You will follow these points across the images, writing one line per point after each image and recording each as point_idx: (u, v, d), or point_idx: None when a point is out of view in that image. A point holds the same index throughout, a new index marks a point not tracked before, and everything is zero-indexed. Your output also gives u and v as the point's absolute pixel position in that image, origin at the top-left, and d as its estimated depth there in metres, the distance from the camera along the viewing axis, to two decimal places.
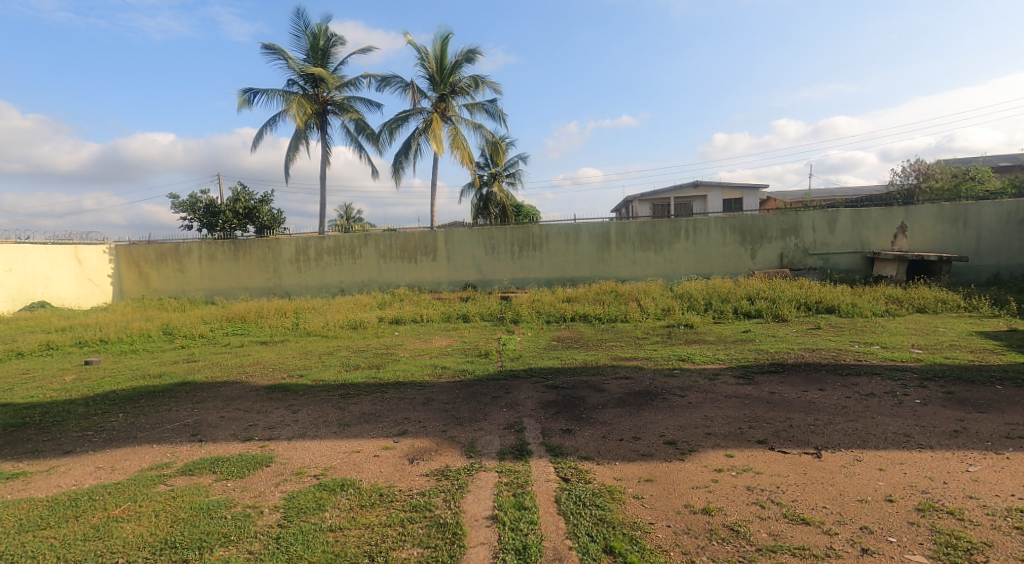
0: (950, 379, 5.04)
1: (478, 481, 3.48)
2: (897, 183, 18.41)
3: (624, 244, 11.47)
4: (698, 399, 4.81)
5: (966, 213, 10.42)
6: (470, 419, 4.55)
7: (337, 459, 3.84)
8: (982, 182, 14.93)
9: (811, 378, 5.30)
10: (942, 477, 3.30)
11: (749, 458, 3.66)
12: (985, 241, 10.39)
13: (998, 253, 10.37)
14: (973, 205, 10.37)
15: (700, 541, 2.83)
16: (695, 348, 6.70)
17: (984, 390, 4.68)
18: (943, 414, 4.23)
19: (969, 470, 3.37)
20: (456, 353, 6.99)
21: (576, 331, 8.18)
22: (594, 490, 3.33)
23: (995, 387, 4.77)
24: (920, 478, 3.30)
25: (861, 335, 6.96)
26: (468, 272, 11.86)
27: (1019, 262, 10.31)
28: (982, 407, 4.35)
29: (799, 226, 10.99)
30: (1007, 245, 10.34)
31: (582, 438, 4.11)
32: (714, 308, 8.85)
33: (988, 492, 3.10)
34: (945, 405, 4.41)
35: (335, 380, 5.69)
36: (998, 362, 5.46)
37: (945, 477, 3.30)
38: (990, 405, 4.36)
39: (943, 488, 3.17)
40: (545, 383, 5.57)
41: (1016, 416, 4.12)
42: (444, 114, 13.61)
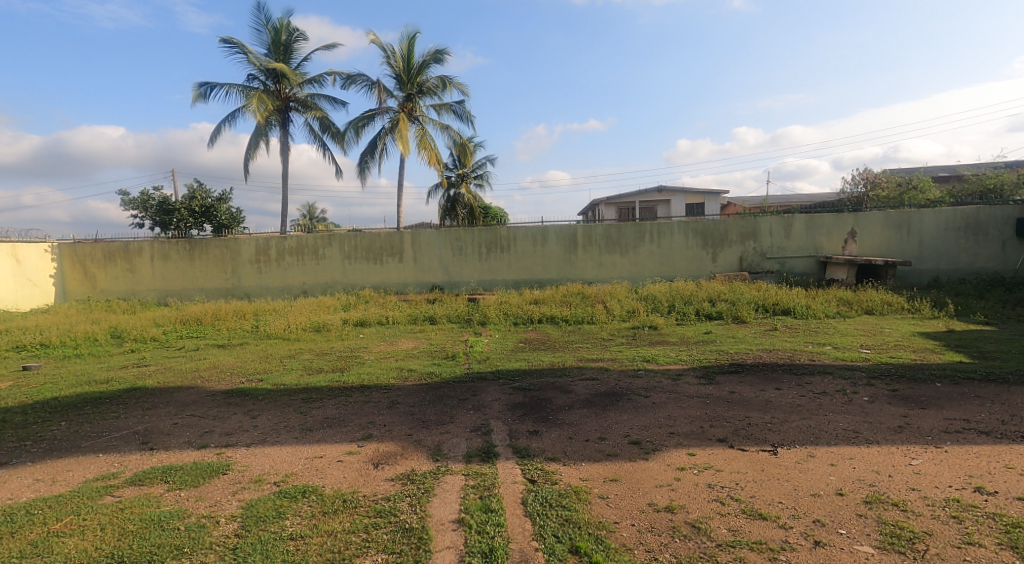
0: (895, 377, 5.23)
1: (444, 485, 3.43)
2: (847, 191, 19.18)
3: (590, 247, 11.55)
4: (662, 400, 4.86)
5: (909, 220, 10.88)
6: (436, 423, 4.48)
7: (298, 465, 3.73)
8: (923, 191, 15.67)
9: (769, 377, 5.42)
10: (888, 471, 3.41)
11: (711, 456, 3.72)
12: (926, 247, 10.88)
13: (939, 258, 10.86)
14: (915, 212, 10.83)
15: (663, 538, 2.85)
16: (659, 350, 6.79)
17: (926, 388, 4.88)
18: (888, 410, 4.39)
19: (912, 463, 3.50)
20: (422, 356, 6.90)
21: (542, 333, 8.20)
22: (560, 490, 3.32)
23: (936, 384, 4.98)
24: (867, 472, 3.41)
25: (815, 336, 7.18)
26: (435, 273, 11.76)
27: (958, 267, 10.82)
28: (924, 403, 4.53)
29: (758, 231, 11.27)
30: (946, 251, 10.84)
31: (548, 439, 4.09)
32: (677, 310, 8.99)
33: (928, 485, 3.22)
34: (891, 402, 4.58)
35: (296, 384, 5.54)
36: (938, 361, 5.72)
37: (890, 470, 3.42)
38: (931, 401, 4.55)
39: (889, 481, 3.28)
40: (512, 385, 5.55)
41: (953, 411, 4.31)
42: (410, 114, 13.47)
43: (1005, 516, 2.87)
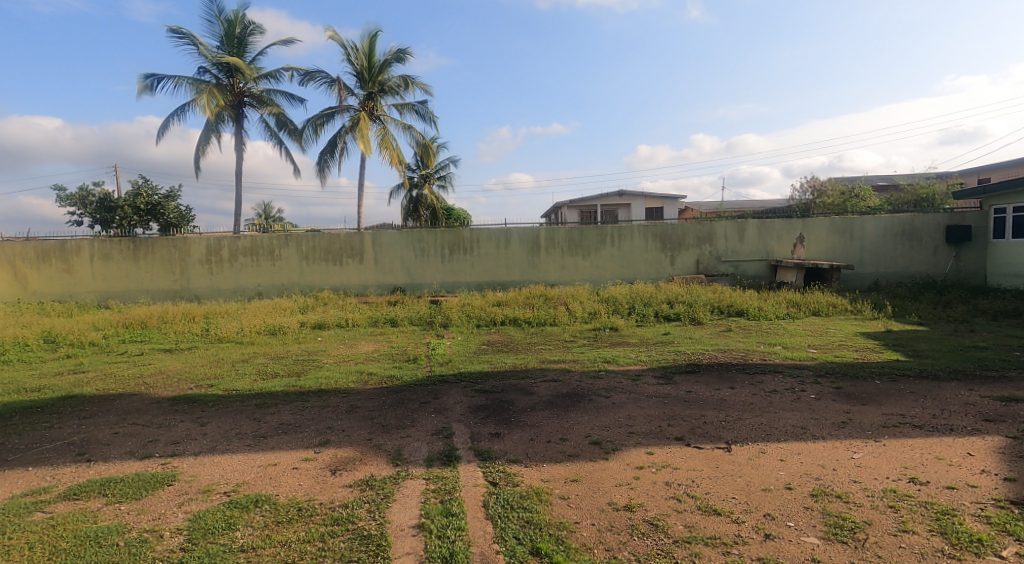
0: (840, 375, 5.44)
1: (403, 489, 3.36)
2: (796, 198, 19.96)
3: (552, 249, 11.61)
4: (621, 400, 4.91)
5: (852, 226, 11.36)
6: (397, 427, 4.40)
7: (250, 474, 3.58)
8: (864, 198, 16.45)
9: (724, 377, 5.54)
10: (832, 464, 3.52)
11: (669, 455, 3.76)
12: (867, 252, 11.38)
13: (879, 263, 11.38)
14: (857, 219, 11.33)
15: (622, 537, 2.86)
16: (619, 351, 6.87)
17: (866, 385, 5.08)
18: (833, 407, 4.55)
19: (854, 457, 3.62)
20: (383, 359, 6.78)
21: (505, 335, 8.19)
22: (521, 492, 3.30)
23: (876, 381, 5.20)
24: (814, 466, 3.51)
25: (766, 337, 7.40)
26: (396, 275, 11.59)
27: (897, 271, 11.36)
28: (865, 399, 4.72)
29: (713, 235, 11.55)
30: (886, 256, 11.36)
31: (510, 441, 4.07)
32: (637, 312, 9.11)
33: (868, 477, 3.34)
34: (835, 399, 4.74)
35: (249, 389, 5.34)
36: (877, 360, 5.98)
37: (834, 464, 3.53)
38: (871, 398, 4.74)
39: (833, 474, 3.38)
40: (474, 387, 5.50)
41: (892, 407, 4.50)
42: (371, 113, 13.25)
43: (937, 504, 3.00)
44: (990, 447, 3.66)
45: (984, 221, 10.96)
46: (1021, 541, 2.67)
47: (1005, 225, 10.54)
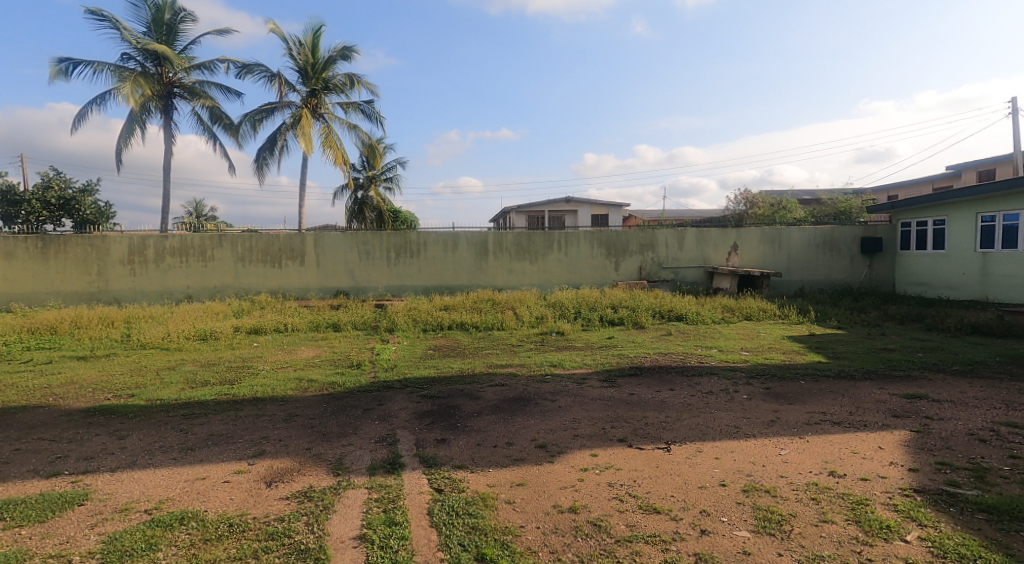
0: (769, 376, 5.66)
1: (344, 500, 3.22)
2: (731, 208, 20.84)
3: (500, 254, 11.59)
4: (568, 403, 4.91)
5: (780, 236, 11.93)
6: (338, 435, 4.22)
7: (175, 489, 3.34)
8: (791, 210, 17.38)
9: (664, 379, 5.66)
10: (762, 461, 3.64)
11: (612, 456, 3.78)
12: (795, 260, 11.97)
13: (804, 271, 11.98)
14: (785, 229, 11.91)
15: (566, 538, 2.84)
16: (565, 354, 6.91)
17: (793, 385, 5.32)
18: (763, 406, 4.72)
19: (782, 453, 3.76)
20: (324, 365, 6.54)
21: (452, 340, 8.07)
22: (466, 498, 3.22)
23: (801, 381, 5.45)
24: (746, 463, 3.62)
25: (703, 340, 7.64)
26: (340, 278, 11.25)
27: (820, 279, 12.00)
28: (793, 398, 4.92)
29: (655, 242, 11.86)
30: (811, 264, 11.98)
31: (455, 447, 3.98)
32: (582, 316, 9.21)
33: (794, 471, 3.47)
34: (765, 399, 4.93)
35: (176, 399, 5.01)
36: (804, 361, 6.27)
37: (763, 460, 3.65)
38: (798, 397, 4.96)
39: (763, 470, 3.49)
40: (420, 393, 5.37)
41: (815, 405, 4.72)
42: (314, 110, 12.84)
43: (852, 495, 3.15)
44: (898, 440, 3.88)
45: (892, 234, 12.06)
46: (925, 526, 2.83)
47: (911, 238, 11.69)
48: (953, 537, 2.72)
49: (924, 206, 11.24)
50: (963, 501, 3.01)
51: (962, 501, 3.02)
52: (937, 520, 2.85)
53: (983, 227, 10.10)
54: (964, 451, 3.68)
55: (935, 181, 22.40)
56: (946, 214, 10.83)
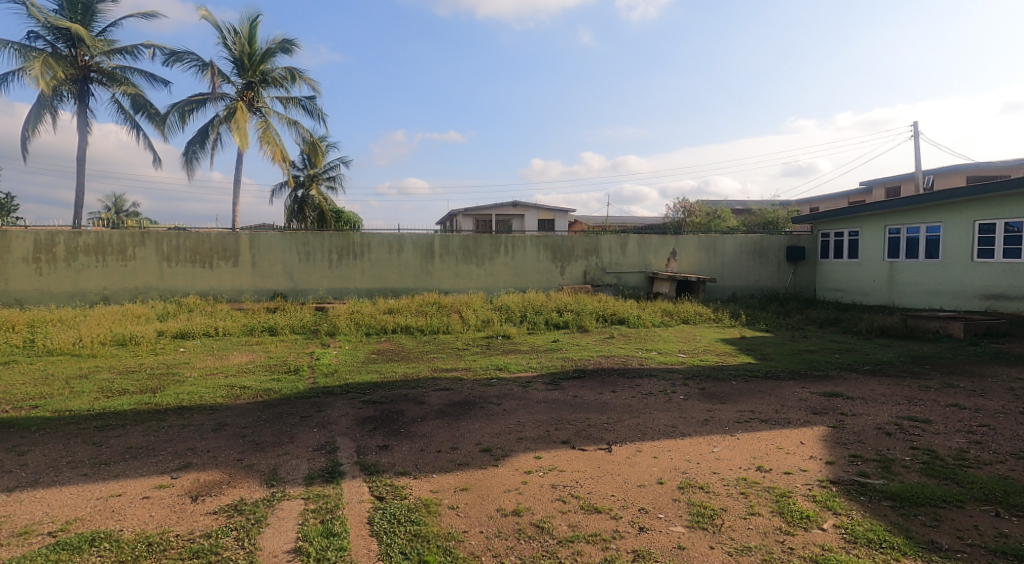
0: (704, 377, 5.82)
1: (279, 512, 3.03)
2: (670, 216, 21.52)
3: (447, 257, 11.43)
4: (513, 407, 4.86)
5: (715, 243, 12.39)
6: (273, 444, 4.00)
7: (85, 508, 3.05)
8: (725, 219, 18.15)
9: (607, 381, 5.71)
10: (696, 458, 3.71)
11: (555, 458, 3.75)
12: (728, 266, 12.45)
13: (738, 277, 12.48)
14: (719, 237, 12.37)
15: (509, 542, 2.78)
16: (510, 358, 6.86)
17: (726, 385, 5.49)
18: (698, 406, 4.83)
19: (715, 451, 3.84)
20: (259, 371, 6.21)
21: (396, 344, 7.87)
22: (409, 505, 3.11)
23: (733, 382, 5.63)
24: (682, 461, 3.67)
25: (644, 343, 7.79)
26: (277, 280, 10.78)
27: (752, 284, 12.53)
28: (726, 398, 5.07)
29: (599, 247, 12.04)
30: (744, 271, 12.50)
31: (398, 453, 3.84)
32: (528, 319, 9.21)
33: (725, 467, 3.55)
34: (700, 399, 5.05)
35: (88, 410, 4.60)
36: (736, 362, 6.50)
37: (697, 458, 3.72)
38: (730, 396, 5.11)
39: (696, 467, 3.56)
40: (362, 398, 5.18)
41: (746, 404, 4.87)
42: (251, 104, 12.29)
43: (777, 487, 3.25)
44: (816, 435, 4.06)
45: (814, 243, 12.78)
46: (839, 514, 2.94)
47: (829, 247, 12.40)
48: (862, 523, 2.84)
49: (840, 218, 11.96)
50: (872, 490, 3.16)
51: (871, 490, 3.17)
52: (850, 509, 2.98)
53: (890, 239, 10.84)
54: (873, 443, 3.88)
55: (849, 196, 24.06)
56: (859, 226, 11.57)
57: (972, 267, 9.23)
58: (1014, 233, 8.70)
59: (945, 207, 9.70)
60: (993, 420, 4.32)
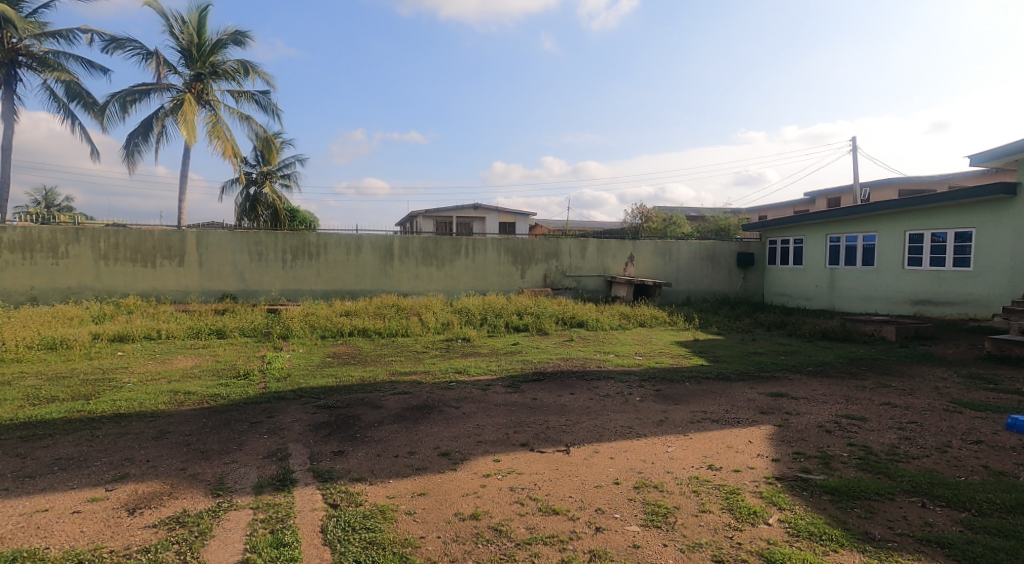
0: (659, 379, 5.89)
1: (225, 523, 2.86)
2: (628, 221, 21.87)
3: (406, 259, 11.24)
4: (472, 410, 4.78)
5: (671, 248, 12.62)
6: (220, 452, 3.79)
7: (6, 526, 2.80)
8: (681, 226, 18.58)
9: (565, 384, 5.70)
10: (651, 458, 3.72)
11: (514, 461, 3.69)
12: (684, 271, 12.71)
13: (693, 281, 12.76)
14: (675, 242, 12.61)
15: (466, 546, 2.70)
16: (470, 361, 6.78)
17: (681, 387, 5.56)
18: (654, 407, 4.88)
19: (668, 450, 3.87)
20: (205, 375, 5.92)
21: (353, 347, 7.67)
22: (364, 512, 2.99)
23: (687, 383, 5.72)
24: (637, 461, 3.68)
25: (602, 346, 7.84)
26: (226, 280, 10.36)
27: (706, 289, 12.84)
28: (680, 399, 5.13)
29: (559, 250, 12.08)
30: (699, 275, 12.78)
31: (354, 459, 3.71)
32: (488, 322, 9.14)
33: (678, 466, 3.58)
34: (656, 400, 5.10)
35: (11, 419, 4.26)
36: (690, 364, 6.61)
37: (652, 458, 3.73)
38: (685, 397, 5.17)
39: (651, 467, 3.57)
40: (316, 403, 5.00)
41: (699, 405, 4.95)
42: (199, 97, 11.80)
43: (726, 485, 3.29)
44: (764, 434, 4.15)
45: (762, 250, 13.21)
46: (783, 509, 3.00)
47: (776, 254, 12.84)
48: (805, 517, 2.90)
49: (787, 226, 12.39)
50: (814, 485, 3.24)
51: (813, 485, 3.25)
52: (793, 503, 3.04)
53: (831, 247, 11.30)
54: (815, 441, 3.99)
55: (795, 205, 25.05)
56: (803, 234, 12.02)
57: (904, 274, 9.69)
58: (941, 242, 9.18)
59: (879, 219, 10.20)
60: (922, 417, 4.51)
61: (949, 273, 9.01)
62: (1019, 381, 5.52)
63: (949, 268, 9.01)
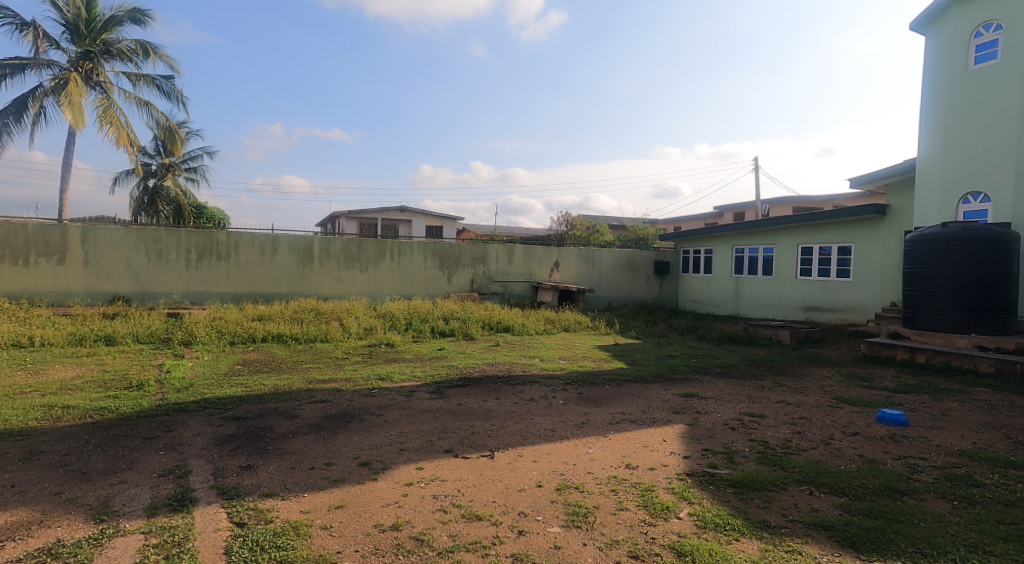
0: (582, 382, 5.88)
1: (109, 552, 2.49)
2: (554, 228, 22.17)
3: (327, 261, 10.71)
4: (395, 417, 4.52)
5: (594, 255, 12.86)
6: (105, 472, 3.33)
7: None
8: (604, 234, 19.05)
9: (491, 389, 5.55)
10: (573, 460, 3.64)
11: (438, 468, 3.49)
12: (606, 278, 12.99)
13: (614, 288, 13.06)
14: (597, 249, 12.86)
15: (386, 559, 2.49)
16: (394, 367, 6.48)
17: (602, 389, 5.57)
18: (575, 410, 4.83)
19: (590, 452, 3.81)
20: (91, 387, 5.26)
21: (267, 354, 7.13)
22: (274, 529, 2.70)
23: (608, 386, 5.74)
24: (560, 464, 3.58)
25: (527, 350, 7.77)
26: (118, 281, 9.39)
27: (626, 296, 13.19)
28: (600, 402, 5.13)
29: (486, 256, 11.96)
30: (620, 282, 13.11)
31: (264, 473, 3.36)
32: (413, 327, 8.83)
33: (598, 467, 3.53)
34: (578, 403, 5.06)
35: None
36: (611, 368, 6.67)
37: (574, 459, 3.66)
38: (606, 400, 5.18)
39: (573, 469, 3.49)
40: (222, 415, 4.55)
41: (618, 407, 4.96)
42: (88, 77, 10.69)
43: (643, 482, 3.26)
44: (677, 433, 4.19)
45: (677, 259, 13.74)
46: (692, 503, 3.00)
47: (689, 263, 13.40)
48: (711, 510, 2.91)
49: (698, 236, 12.97)
50: (719, 479, 3.28)
51: (718, 479, 3.29)
52: (701, 497, 3.05)
53: (736, 257, 11.92)
54: (721, 437, 4.08)
55: (706, 218, 26.44)
56: (712, 244, 12.62)
57: (797, 283, 10.37)
58: (826, 255, 9.92)
59: (777, 231, 10.87)
60: (811, 412, 4.75)
61: (833, 283, 9.72)
62: (889, 377, 5.99)
63: (834, 278, 9.72)
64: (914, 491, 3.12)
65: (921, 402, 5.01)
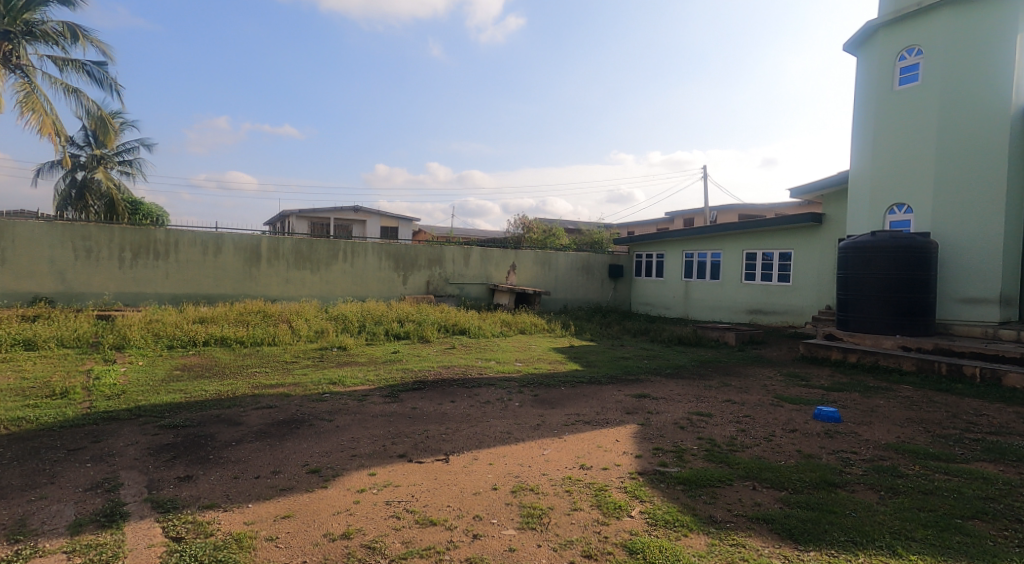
0: (537, 384, 5.79)
1: None
2: (512, 231, 22.12)
3: (276, 261, 10.26)
4: (346, 422, 4.30)
5: (550, 258, 12.87)
6: (23, 488, 2.99)
7: None
8: (560, 237, 19.11)
9: (446, 392, 5.38)
10: (528, 462, 3.54)
11: (391, 474, 3.31)
12: (561, 281, 13.01)
13: (569, 291, 13.10)
14: (553, 252, 12.87)
15: None
16: (346, 370, 6.22)
17: (557, 391, 5.50)
18: (531, 412, 4.73)
19: (545, 453, 3.71)
20: (7, 395, 4.80)
21: (209, 358, 6.73)
22: (214, 543, 2.47)
23: (563, 387, 5.68)
24: (516, 466, 3.47)
25: (483, 353, 7.63)
26: (42, 280, 8.71)
27: (581, 299, 13.25)
28: (555, 403, 5.05)
29: (443, 258, 11.77)
30: (575, 286, 13.17)
31: (204, 484, 3.10)
32: (367, 330, 8.55)
33: (552, 468, 3.43)
34: (534, 405, 4.97)
35: None
36: (566, 369, 6.62)
37: (530, 461, 3.55)
38: (560, 401, 5.11)
39: (529, 471, 3.38)
40: (158, 423, 4.22)
41: (574, 408, 4.89)
42: (8, 60, 9.90)
43: (597, 482, 3.19)
44: (629, 433, 4.15)
45: (631, 262, 13.91)
46: (644, 501, 2.94)
47: (642, 267, 13.57)
48: (661, 507, 2.86)
49: (650, 241, 13.16)
50: (669, 477, 3.24)
51: (668, 477, 3.25)
52: (652, 495, 3.00)
53: (686, 262, 12.15)
54: (671, 436, 4.07)
55: (659, 223, 26.99)
56: (664, 248, 12.82)
57: (742, 287, 10.64)
58: (768, 261, 10.22)
59: (724, 237, 11.13)
60: (754, 411, 4.81)
61: (774, 287, 10.02)
62: (824, 376, 6.17)
63: (775, 283, 10.03)
64: (846, 483, 3.16)
65: (852, 399, 5.16)
